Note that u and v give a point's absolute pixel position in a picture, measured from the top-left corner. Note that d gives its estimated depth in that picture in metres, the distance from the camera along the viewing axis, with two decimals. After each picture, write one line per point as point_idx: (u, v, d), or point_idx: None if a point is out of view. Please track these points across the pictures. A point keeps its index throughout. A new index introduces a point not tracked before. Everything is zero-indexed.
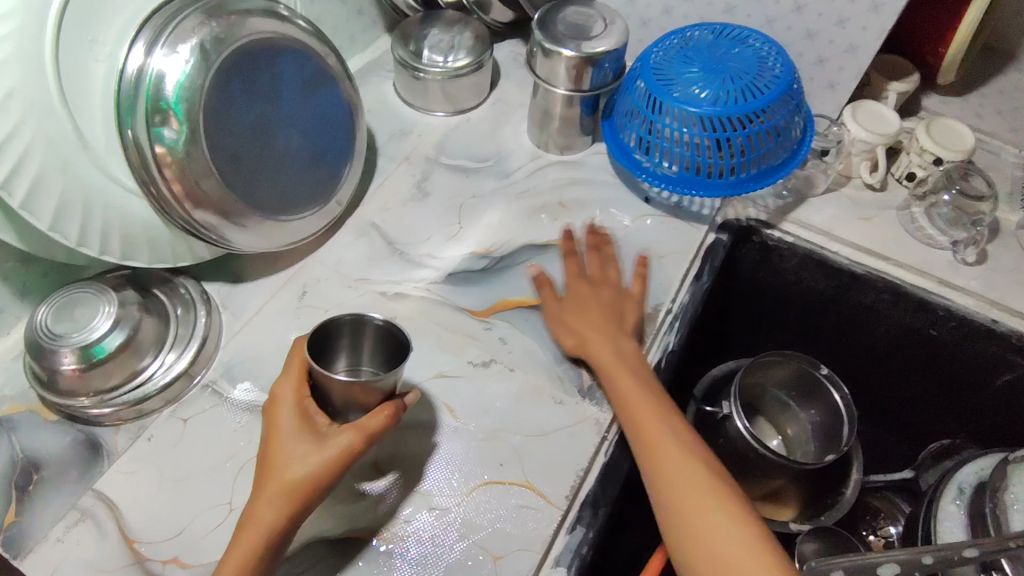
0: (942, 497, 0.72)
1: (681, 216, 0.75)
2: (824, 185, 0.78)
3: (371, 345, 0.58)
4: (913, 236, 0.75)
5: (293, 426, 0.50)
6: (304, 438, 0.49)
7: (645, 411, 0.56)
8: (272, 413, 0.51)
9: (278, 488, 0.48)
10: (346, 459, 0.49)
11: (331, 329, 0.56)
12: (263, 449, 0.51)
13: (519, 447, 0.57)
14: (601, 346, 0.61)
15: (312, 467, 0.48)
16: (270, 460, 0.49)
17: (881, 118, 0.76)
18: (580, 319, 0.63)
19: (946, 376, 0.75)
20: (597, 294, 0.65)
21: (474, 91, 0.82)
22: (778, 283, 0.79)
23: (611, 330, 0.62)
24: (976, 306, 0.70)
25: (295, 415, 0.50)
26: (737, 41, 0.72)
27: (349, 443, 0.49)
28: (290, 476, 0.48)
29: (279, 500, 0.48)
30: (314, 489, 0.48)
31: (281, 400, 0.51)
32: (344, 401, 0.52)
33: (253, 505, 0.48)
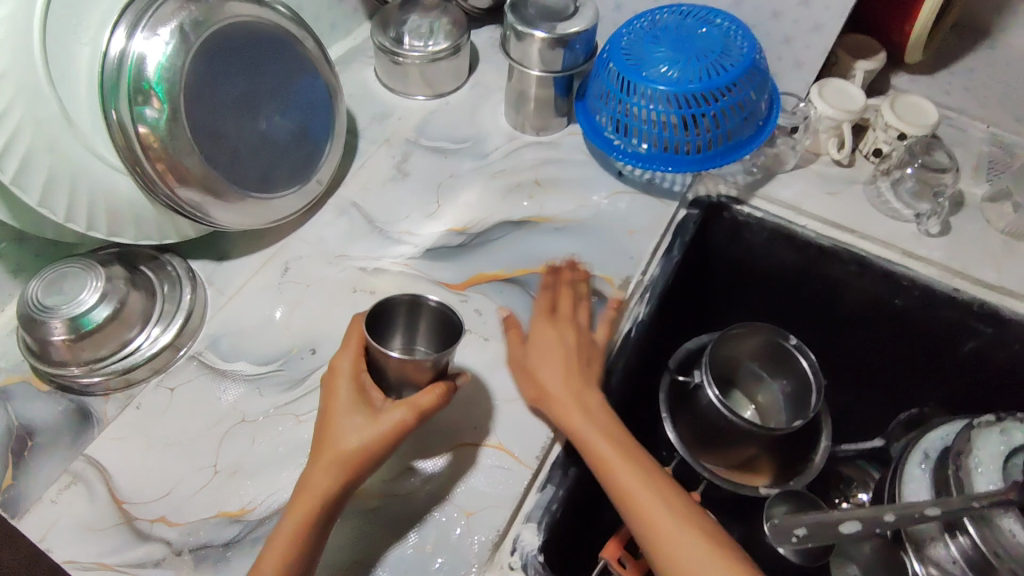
0: (909, 462, 0.75)
1: (652, 193, 0.78)
2: (793, 161, 0.81)
3: (425, 325, 0.62)
4: (877, 209, 0.77)
5: (350, 400, 0.53)
6: (361, 410, 0.53)
7: (615, 458, 0.53)
8: (329, 384, 0.55)
9: (333, 456, 0.51)
10: (399, 433, 0.52)
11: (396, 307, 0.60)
12: (320, 418, 0.54)
13: (491, 411, 0.60)
14: (557, 398, 0.57)
15: (368, 438, 0.51)
16: (328, 428, 0.53)
17: (847, 94, 0.78)
18: (543, 365, 0.59)
19: (913, 345, 0.78)
20: (564, 336, 0.61)
21: (453, 75, 0.84)
22: (749, 258, 0.81)
23: (571, 376, 0.59)
24: (937, 275, 0.73)
25: (353, 388, 0.54)
26: (704, 21, 0.74)
27: (403, 418, 0.52)
28: (347, 446, 0.51)
29: (337, 466, 0.51)
30: (367, 460, 0.51)
31: (339, 374, 0.55)
32: (398, 378, 0.56)
33: (311, 471, 0.51)
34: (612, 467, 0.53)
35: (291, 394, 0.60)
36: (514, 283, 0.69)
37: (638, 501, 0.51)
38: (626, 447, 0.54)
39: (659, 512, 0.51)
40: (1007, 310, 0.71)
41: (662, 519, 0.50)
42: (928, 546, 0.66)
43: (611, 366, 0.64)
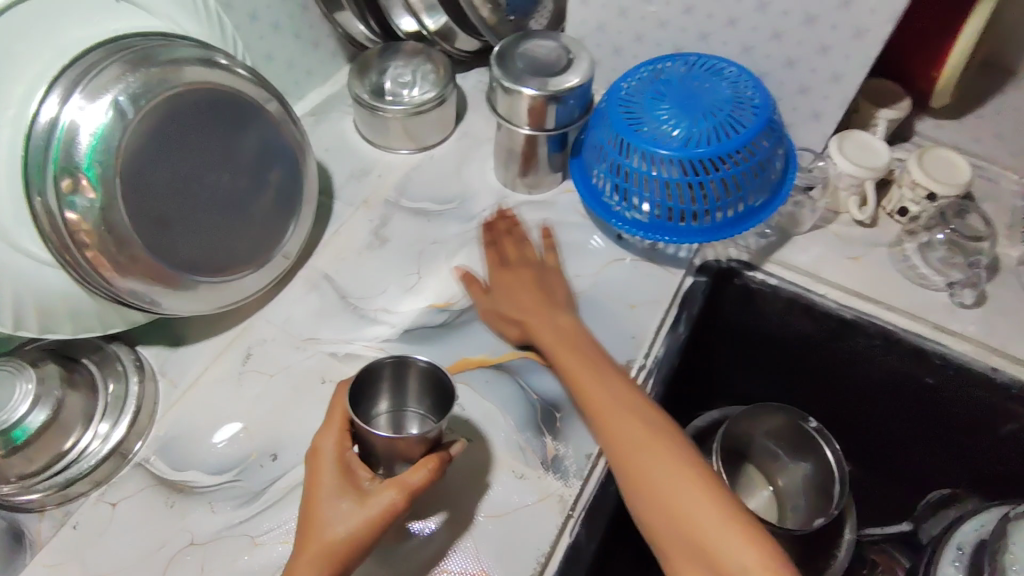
0: (940, 561, 0.67)
1: (655, 260, 0.70)
2: (811, 222, 0.73)
3: (416, 386, 0.57)
4: (905, 277, 0.70)
5: (335, 483, 0.48)
6: (346, 494, 0.48)
7: (580, 368, 0.57)
8: (312, 467, 0.50)
9: (318, 549, 0.46)
10: (389, 518, 0.47)
11: (379, 368, 0.55)
12: (302, 504, 0.49)
13: (475, 529, 0.53)
14: (535, 327, 0.61)
15: (355, 527, 0.47)
16: (310, 518, 0.48)
17: (869, 148, 0.71)
18: (512, 302, 0.63)
19: (945, 425, 0.70)
20: (526, 277, 0.65)
21: (438, 126, 0.77)
22: (763, 326, 0.74)
23: (542, 307, 0.62)
24: (974, 353, 0.65)
25: (338, 471, 0.49)
26: (713, 73, 0.67)
27: (394, 502, 0.47)
28: (332, 537, 0.46)
29: (321, 561, 0.46)
30: (354, 551, 0.47)
31: (321, 450, 0.50)
32: (386, 448, 0.50)
33: (293, 565, 0.46)
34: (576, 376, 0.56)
35: (246, 511, 0.53)
36: (501, 370, 0.62)
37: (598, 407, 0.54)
38: (592, 358, 0.57)
39: (627, 425, 0.52)
40: None
41: (617, 420, 0.53)
42: None
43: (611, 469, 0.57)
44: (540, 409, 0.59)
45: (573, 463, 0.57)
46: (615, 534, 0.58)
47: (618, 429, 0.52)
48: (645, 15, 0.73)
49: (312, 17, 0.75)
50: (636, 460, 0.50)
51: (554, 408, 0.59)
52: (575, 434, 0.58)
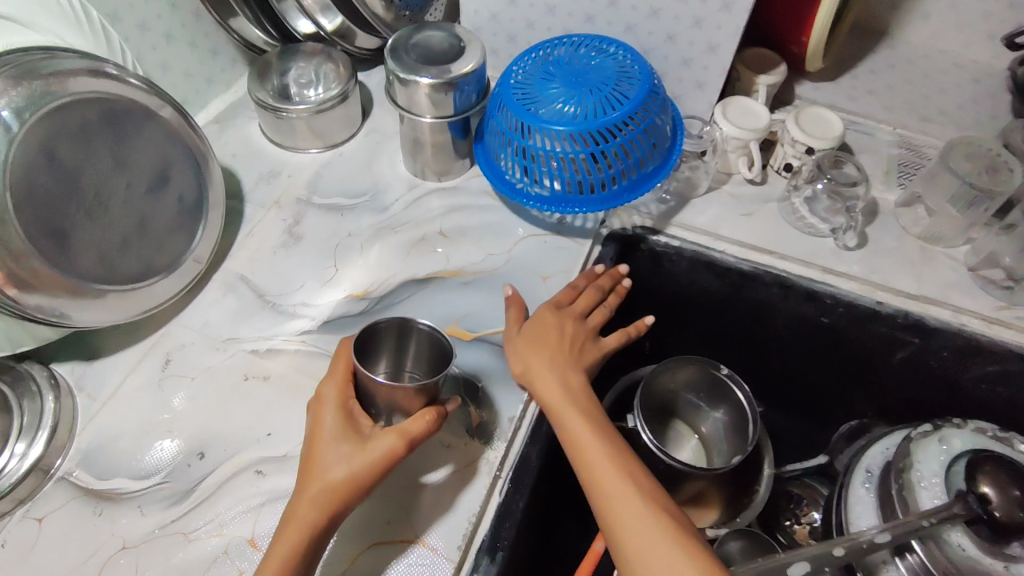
0: (852, 483, 0.72)
1: (565, 234, 0.73)
2: (706, 184, 0.78)
3: (416, 351, 0.60)
4: (795, 228, 0.75)
5: (338, 427, 0.51)
6: (347, 438, 0.50)
7: (567, 412, 0.56)
8: (315, 414, 0.52)
9: (319, 489, 0.49)
10: (387, 463, 0.50)
11: (389, 330, 0.58)
12: (305, 450, 0.51)
13: (411, 500, 0.55)
14: (546, 370, 0.59)
15: (355, 468, 0.49)
16: (312, 459, 0.50)
17: (751, 112, 0.76)
18: (534, 344, 0.61)
19: (846, 360, 0.76)
20: (562, 322, 0.63)
21: (345, 123, 0.78)
22: (672, 288, 0.78)
23: (561, 357, 0.60)
24: (861, 290, 0.71)
25: (340, 416, 0.51)
26: (597, 51, 0.71)
27: (392, 447, 0.50)
28: (333, 478, 0.49)
29: (321, 501, 0.48)
30: (354, 491, 0.49)
31: (325, 399, 0.52)
32: (387, 403, 0.52)
33: (296, 502, 0.49)
34: (561, 418, 0.56)
35: (179, 509, 0.54)
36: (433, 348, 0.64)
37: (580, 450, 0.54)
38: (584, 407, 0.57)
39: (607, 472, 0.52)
40: (931, 320, 0.69)
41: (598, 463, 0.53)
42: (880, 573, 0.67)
43: (533, 431, 0.59)
44: (465, 386, 0.61)
45: (497, 427, 0.59)
46: (545, 492, 0.60)
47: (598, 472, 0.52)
48: (533, 2, 0.76)
49: (206, 25, 0.76)
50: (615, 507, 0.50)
51: (476, 378, 0.62)
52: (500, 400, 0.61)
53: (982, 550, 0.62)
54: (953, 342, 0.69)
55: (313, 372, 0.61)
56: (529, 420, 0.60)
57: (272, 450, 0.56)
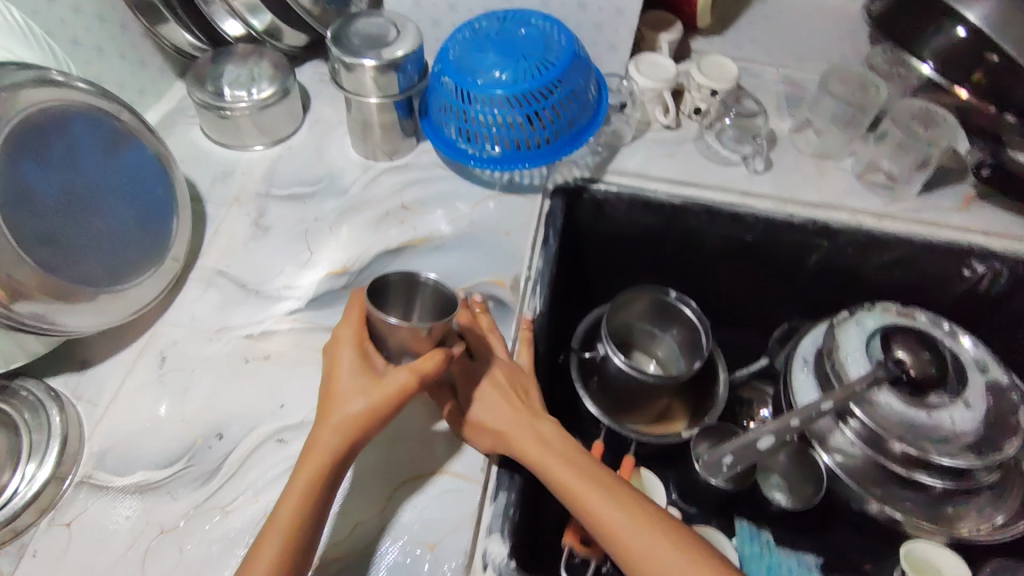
0: (793, 370, 0.83)
1: (516, 190, 0.80)
2: (631, 134, 0.87)
3: (423, 301, 0.61)
4: (712, 160, 0.85)
5: (356, 363, 0.55)
6: (365, 372, 0.54)
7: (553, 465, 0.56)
8: (333, 353, 0.56)
9: (339, 420, 0.53)
10: (402, 395, 0.53)
11: (398, 284, 0.60)
12: (324, 387, 0.55)
13: (427, 439, 0.61)
14: (514, 436, 0.58)
15: (372, 400, 0.53)
16: (331, 394, 0.54)
17: (660, 66, 0.86)
18: (488, 412, 0.60)
19: (771, 268, 0.87)
20: (495, 376, 0.63)
21: (288, 118, 0.81)
22: (616, 231, 0.86)
23: (520, 413, 0.60)
24: (774, 206, 0.82)
25: (357, 353, 0.55)
26: (522, 23, 0.78)
27: (406, 381, 0.53)
28: (351, 409, 0.53)
29: (342, 430, 0.52)
30: (372, 421, 0.53)
31: (341, 340, 0.56)
32: (398, 346, 0.56)
33: (318, 432, 0.53)
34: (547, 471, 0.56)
35: (209, 487, 0.56)
36: None
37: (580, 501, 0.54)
38: (563, 456, 0.57)
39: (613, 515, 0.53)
40: (833, 222, 0.81)
41: (601, 509, 0.53)
42: (829, 437, 0.78)
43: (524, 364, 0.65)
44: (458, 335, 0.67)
45: None
46: None
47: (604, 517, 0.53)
48: None
49: (133, 37, 0.76)
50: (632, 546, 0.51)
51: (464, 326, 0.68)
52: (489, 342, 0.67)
53: (908, 404, 0.74)
54: (854, 237, 0.82)
55: (310, 344, 0.64)
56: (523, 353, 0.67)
57: (289, 419, 0.59)
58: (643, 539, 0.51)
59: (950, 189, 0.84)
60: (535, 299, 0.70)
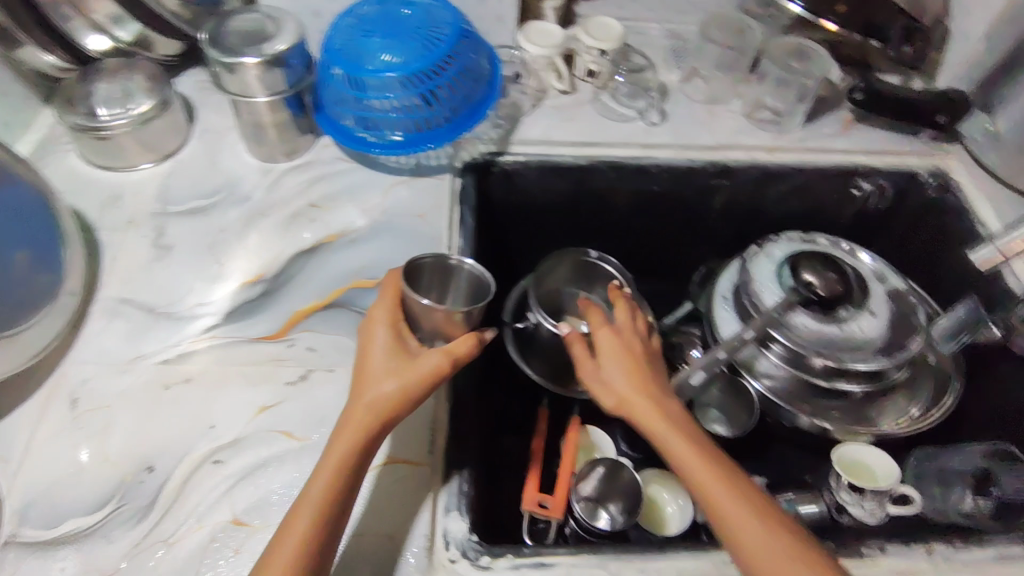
0: (714, 309, 0.87)
1: (422, 174, 0.79)
2: (529, 103, 0.87)
3: (458, 285, 0.62)
4: (610, 118, 0.87)
5: (391, 343, 0.54)
6: (398, 352, 0.54)
7: (675, 436, 0.57)
8: (366, 333, 0.56)
9: (371, 401, 0.52)
10: (433, 379, 0.53)
11: (433, 277, 0.62)
12: (358, 366, 0.55)
13: (370, 432, 0.60)
14: (641, 405, 0.60)
15: (403, 382, 0.52)
16: (363, 374, 0.54)
17: (547, 32, 0.86)
18: (619, 376, 0.62)
19: (681, 214, 0.90)
20: (629, 346, 0.65)
21: (173, 131, 0.77)
22: (529, 201, 0.87)
23: (651, 386, 0.62)
24: (675, 155, 0.85)
25: (390, 334, 0.55)
26: (404, 3, 0.76)
27: (438, 363, 0.53)
28: (380, 392, 0.52)
29: (376, 410, 0.51)
30: (404, 404, 0.52)
31: (376, 320, 0.55)
32: (431, 327, 0.56)
33: (351, 411, 0.52)
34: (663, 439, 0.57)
35: (148, 522, 0.53)
36: (334, 306, 0.72)
37: (695, 472, 0.55)
38: (691, 431, 0.58)
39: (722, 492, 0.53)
40: (731, 162, 0.85)
41: (713, 484, 0.54)
42: (756, 363, 0.83)
43: None
44: None
45: None
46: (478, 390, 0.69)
47: (712, 489, 0.53)
48: None
49: None
50: (734, 519, 0.52)
51: None
52: None
53: (820, 322, 0.79)
54: (751, 174, 0.86)
55: (234, 359, 0.64)
56: None
57: (222, 438, 0.58)
58: (752, 520, 0.51)
59: (830, 116, 0.90)
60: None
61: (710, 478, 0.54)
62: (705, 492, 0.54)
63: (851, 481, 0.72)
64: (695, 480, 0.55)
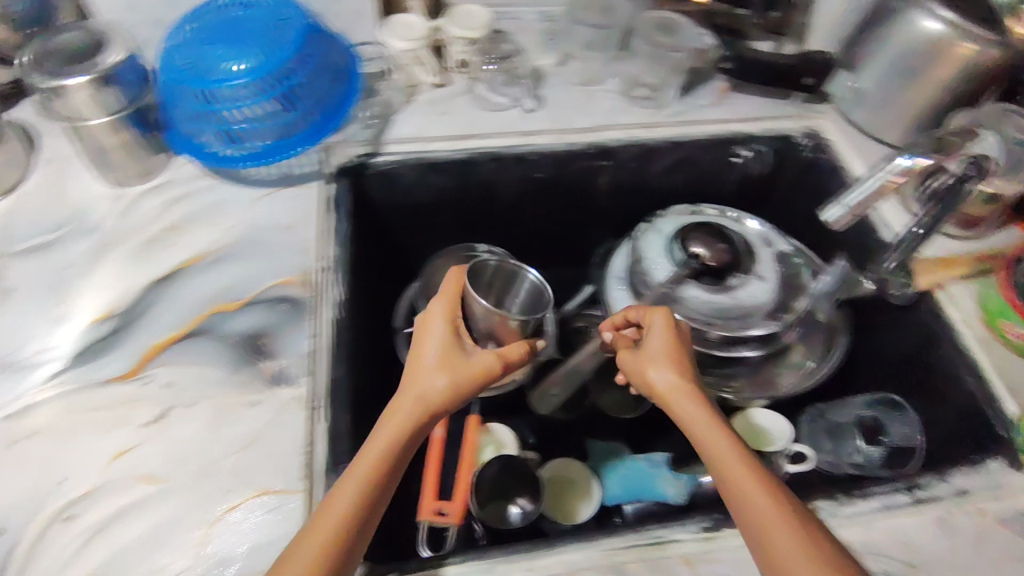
0: (610, 290, 0.86)
1: (292, 182, 0.76)
2: (401, 100, 0.85)
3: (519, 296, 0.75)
4: (485, 109, 0.85)
5: (448, 339, 0.60)
6: (454, 349, 0.59)
7: (706, 429, 0.56)
8: (423, 327, 0.61)
9: (421, 394, 0.56)
10: (483, 377, 0.59)
11: (497, 275, 0.73)
12: (411, 357, 0.59)
13: (237, 466, 0.56)
14: (675, 394, 0.59)
15: (452, 379, 0.57)
16: (415, 365, 0.58)
17: (410, 24, 0.82)
18: (657, 361, 0.61)
19: (570, 198, 0.89)
20: (675, 339, 0.64)
21: (9, 164, 0.72)
22: (414, 200, 0.83)
23: (686, 374, 0.61)
24: (553, 140, 0.84)
25: (448, 330, 0.60)
26: (242, 7, 0.72)
27: (492, 362, 0.59)
28: (429, 385, 0.56)
29: (421, 403, 0.55)
30: (451, 398, 0.57)
31: (434, 313, 0.61)
32: (488, 329, 0.65)
33: (397, 399, 0.56)
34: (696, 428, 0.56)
35: None
36: (194, 335, 0.63)
37: (724, 458, 0.53)
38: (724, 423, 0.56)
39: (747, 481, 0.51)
40: (610, 142, 0.85)
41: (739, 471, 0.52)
42: None
43: (333, 355, 0.62)
44: (245, 343, 0.63)
45: (293, 366, 0.62)
46: (365, 406, 0.66)
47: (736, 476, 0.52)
48: None
49: None
50: (754, 505, 0.50)
51: (257, 338, 0.63)
52: (283, 346, 0.63)
53: (710, 292, 0.80)
54: (632, 152, 0.85)
55: (81, 404, 0.59)
56: (326, 347, 0.63)
57: (72, 492, 0.55)
58: (770, 508, 0.49)
59: (704, 88, 0.91)
60: (334, 289, 0.67)
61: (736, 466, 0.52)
62: (731, 479, 0.52)
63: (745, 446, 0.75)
64: (723, 468, 0.53)
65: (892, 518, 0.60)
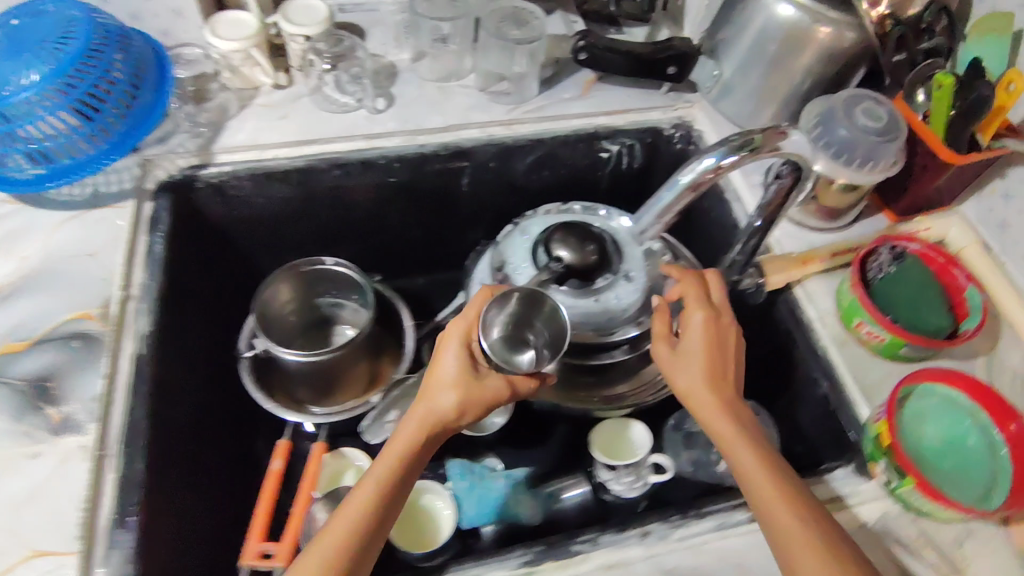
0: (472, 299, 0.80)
1: (99, 204, 0.70)
2: (237, 105, 0.79)
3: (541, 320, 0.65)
4: (328, 111, 0.79)
5: (462, 362, 0.58)
6: (466, 371, 0.57)
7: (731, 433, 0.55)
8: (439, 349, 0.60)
9: (426, 417, 0.56)
10: (494, 401, 0.57)
11: (522, 299, 0.64)
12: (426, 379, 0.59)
13: (10, 526, 0.53)
14: (701, 400, 0.58)
15: (461, 401, 0.56)
16: (425, 388, 0.58)
17: (239, 22, 0.76)
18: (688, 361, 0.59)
19: (432, 202, 0.84)
20: (720, 333, 0.60)
21: None
22: (254, 212, 0.77)
23: (718, 378, 0.58)
24: (404, 141, 0.78)
25: (461, 354, 0.58)
26: (25, 14, 0.67)
27: (500, 387, 0.58)
28: (438, 406, 0.56)
29: (426, 424, 0.55)
30: (461, 418, 0.56)
31: (450, 336, 0.59)
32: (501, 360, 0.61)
33: (402, 426, 0.56)
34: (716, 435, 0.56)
35: None
36: None
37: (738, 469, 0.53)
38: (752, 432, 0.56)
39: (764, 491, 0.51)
40: (465, 142, 0.79)
41: (755, 477, 0.52)
42: None
43: (131, 390, 0.59)
44: (30, 389, 0.59)
45: (82, 411, 0.58)
46: (177, 445, 0.62)
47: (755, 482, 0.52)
48: None
49: None
50: (770, 516, 0.50)
51: (43, 381, 0.59)
52: (73, 389, 0.59)
53: (575, 296, 0.73)
54: (490, 151, 0.80)
55: None
56: (123, 387, 0.59)
57: None
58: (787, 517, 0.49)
59: (570, 80, 0.86)
60: (140, 320, 0.63)
61: (754, 474, 0.52)
62: (750, 489, 0.52)
63: (603, 460, 0.72)
64: (748, 479, 0.53)
65: (726, 538, 0.56)
